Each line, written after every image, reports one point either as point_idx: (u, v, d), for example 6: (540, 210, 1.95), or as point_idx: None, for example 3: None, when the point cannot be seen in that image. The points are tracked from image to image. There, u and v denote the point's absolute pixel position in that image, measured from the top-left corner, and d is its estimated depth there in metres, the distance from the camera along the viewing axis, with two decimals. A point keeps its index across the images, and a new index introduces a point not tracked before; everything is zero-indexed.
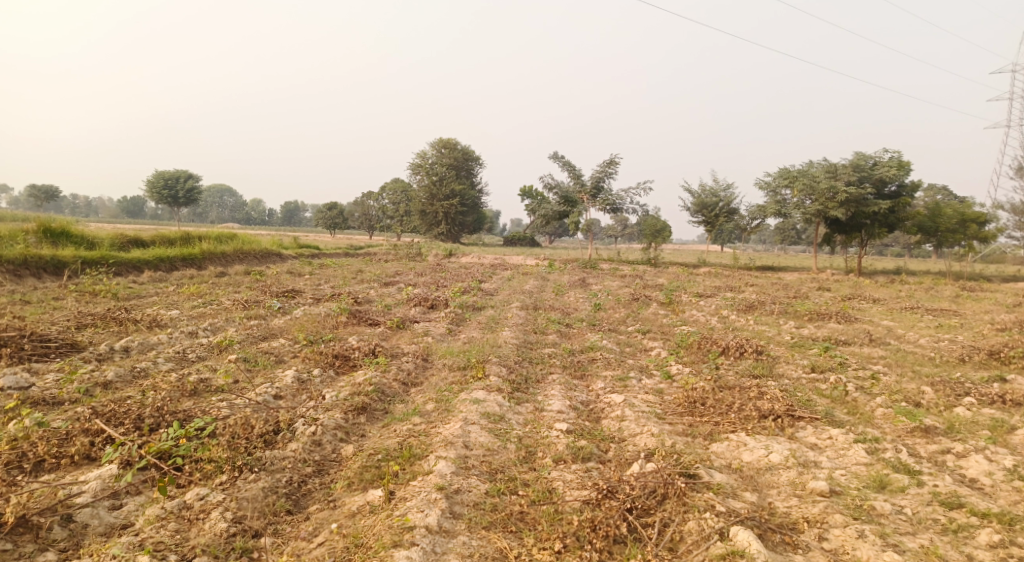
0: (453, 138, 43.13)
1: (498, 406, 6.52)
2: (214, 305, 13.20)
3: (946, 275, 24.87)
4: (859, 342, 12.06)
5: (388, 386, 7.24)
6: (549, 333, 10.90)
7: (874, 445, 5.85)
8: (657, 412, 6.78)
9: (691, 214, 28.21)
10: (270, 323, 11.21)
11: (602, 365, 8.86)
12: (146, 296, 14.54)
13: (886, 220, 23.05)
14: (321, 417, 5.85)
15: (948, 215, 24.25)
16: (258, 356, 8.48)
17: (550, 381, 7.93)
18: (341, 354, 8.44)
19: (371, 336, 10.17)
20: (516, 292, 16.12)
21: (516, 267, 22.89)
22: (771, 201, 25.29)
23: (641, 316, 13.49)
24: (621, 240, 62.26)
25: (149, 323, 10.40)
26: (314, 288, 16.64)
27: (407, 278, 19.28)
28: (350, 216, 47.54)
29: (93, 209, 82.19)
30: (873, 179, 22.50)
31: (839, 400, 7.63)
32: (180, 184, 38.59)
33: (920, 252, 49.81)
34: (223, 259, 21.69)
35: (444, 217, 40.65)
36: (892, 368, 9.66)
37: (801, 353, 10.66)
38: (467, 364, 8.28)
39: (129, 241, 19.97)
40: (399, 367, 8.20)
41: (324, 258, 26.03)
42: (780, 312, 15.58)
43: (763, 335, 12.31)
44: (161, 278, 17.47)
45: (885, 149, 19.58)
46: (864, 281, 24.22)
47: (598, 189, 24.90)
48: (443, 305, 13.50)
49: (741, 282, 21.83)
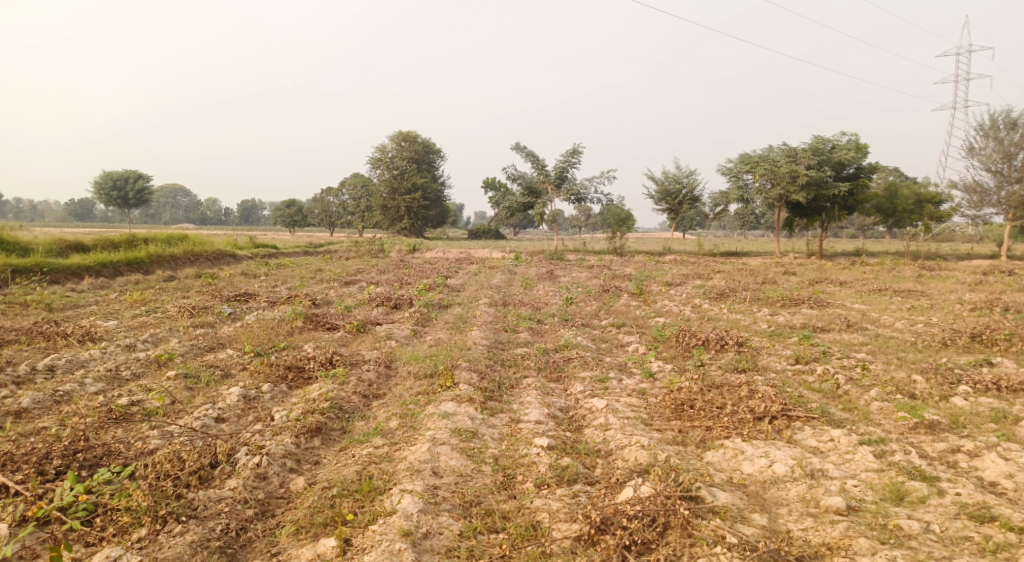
0: (413, 131, 42.12)
1: (470, 421, 5.87)
2: (157, 314, 12.21)
3: (904, 255, 24.97)
4: (836, 328, 11.71)
5: (347, 401, 6.52)
6: (520, 331, 10.27)
7: (880, 448, 5.36)
8: (643, 417, 6.22)
9: (655, 202, 27.88)
10: (219, 331, 10.34)
11: (579, 365, 8.27)
12: (84, 305, 13.47)
13: (846, 203, 22.99)
14: (268, 443, 5.13)
15: (905, 196, 24.35)
16: (200, 371, 7.66)
17: (524, 386, 7.30)
18: (294, 366, 7.68)
19: (328, 342, 9.40)
20: (484, 287, 15.45)
21: (482, 261, 22.21)
22: (733, 187, 25.05)
23: (614, 309, 13.00)
24: (584, 230, 62.02)
25: (82, 337, 9.45)
26: (269, 290, 15.70)
27: (369, 276, 18.44)
28: (309, 214, 46.12)
29: (39, 212, 78.55)
30: (832, 162, 22.44)
31: (831, 395, 7.18)
32: (130, 185, 36.77)
33: (874, 233, 50.70)
34: (173, 262, 20.51)
35: (406, 211, 39.65)
36: (877, 356, 9.28)
37: (782, 343, 10.24)
38: (434, 371, 7.59)
39: (68, 247, 18.67)
40: (359, 378, 7.48)
41: (281, 258, 24.90)
42: (753, 299, 15.22)
43: (740, 325, 11.90)
44: (104, 285, 16.32)
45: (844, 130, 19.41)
46: (827, 264, 24.17)
47: (562, 179, 24.37)
48: (408, 304, 12.77)
49: (709, 269, 21.53)
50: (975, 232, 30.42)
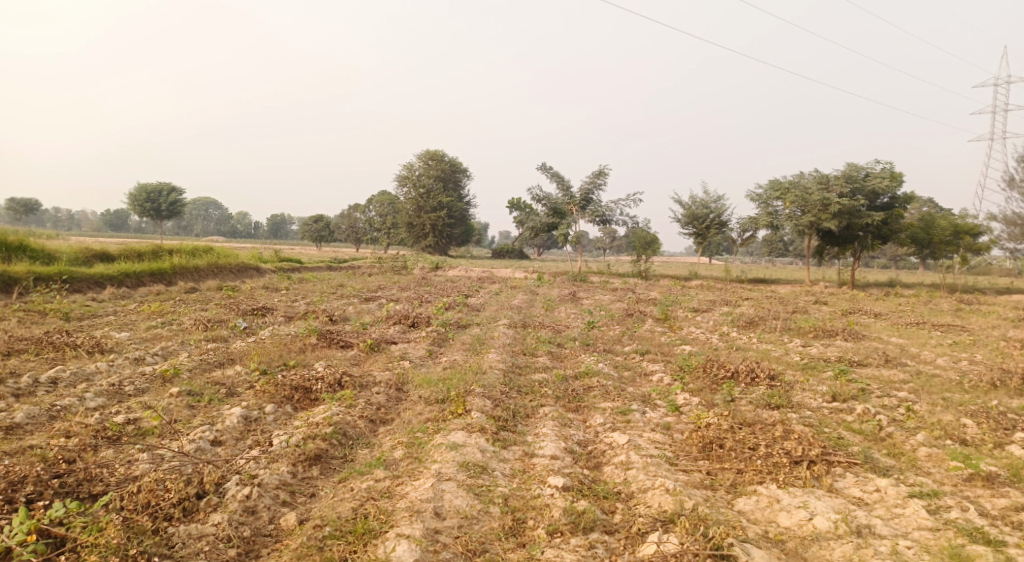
0: (440, 150, 42.12)
1: (480, 454, 5.46)
2: (172, 326, 12.01)
3: (940, 288, 24.07)
4: (873, 363, 11.07)
5: (352, 426, 6.15)
6: (539, 356, 9.85)
7: (934, 502, 4.81)
8: (667, 456, 5.75)
9: (682, 226, 27.36)
10: (230, 346, 10.07)
11: (600, 395, 7.79)
12: (102, 315, 13.35)
13: (879, 232, 22.25)
14: (262, 472, 4.81)
15: (942, 227, 23.44)
16: (205, 388, 7.35)
17: (541, 416, 6.87)
18: (301, 386, 7.34)
19: (340, 361, 9.06)
20: (505, 308, 15.06)
21: (504, 281, 21.87)
22: (763, 213, 24.42)
23: (637, 334, 12.51)
24: (609, 252, 61.51)
25: (91, 349, 9.23)
26: (287, 305, 15.49)
27: (390, 293, 18.20)
28: (336, 229, 46.29)
29: (76, 222, 80.34)
30: (865, 190, 21.77)
31: (872, 438, 6.63)
32: (163, 197, 37.22)
33: (908, 264, 49.41)
34: (196, 273, 20.48)
35: (431, 229, 39.57)
36: (920, 395, 8.68)
37: (816, 377, 9.66)
38: (446, 397, 7.19)
39: (94, 256, 18.73)
40: (367, 401, 7.10)
41: (303, 273, 24.80)
42: (783, 329, 14.61)
43: (770, 356, 11.33)
44: (124, 295, 16.27)
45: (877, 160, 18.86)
46: (859, 294, 23.39)
47: (587, 201, 23.99)
48: (425, 323, 12.42)
49: (737, 296, 20.94)
50: (1013, 265, 29.32)
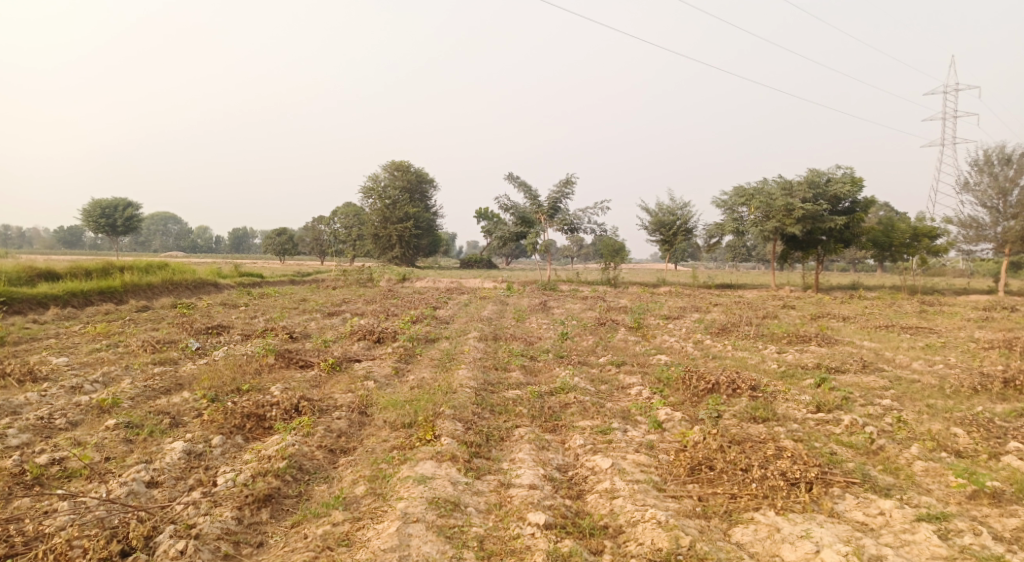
0: (406, 160, 41.39)
1: (451, 487, 4.95)
2: (118, 349, 11.21)
3: (901, 290, 24.24)
4: (851, 369, 10.80)
5: (309, 458, 5.57)
6: (511, 371, 9.36)
7: (944, 526, 4.47)
8: (655, 480, 5.31)
9: (649, 233, 27.25)
10: (180, 370, 9.37)
11: (578, 413, 7.32)
12: (43, 339, 12.44)
13: (841, 236, 22.32)
14: (203, 522, 4.32)
15: (901, 230, 23.59)
16: (147, 419, 6.69)
17: (516, 439, 6.37)
18: (253, 414, 6.72)
19: (299, 384, 8.45)
20: (474, 320, 14.55)
21: (473, 292, 21.33)
22: (728, 219, 24.34)
23: (611, 344, 12.12)
24: (576, 260, 61.50)
25: (24, 377, 8.46)
26: (245, 322, 14.73)
27: (354, 307, 17.52)
28: (301, 241, 45.20)
29: (27, 238, 77.36)
30: (827, 195, 21.84)
31: (865, 453, 6.30)
32: (119, 212, 35.80)
33: (865, 266, 50.39)
34: (150, 291, 19.52)
35: (397, 240, 38.89)
36: (904, 402, 8.42)
37: (798, 386, 9.35)
38: (413, 421, 6.64)
39: (38, 275, 17.65)
40: (327, 428, 6.53)
41: (264, 287, 23.92)
42: (757, 335, 14.36)
43: (748, 364, 11.02)
44: (71, 316, 15.32)
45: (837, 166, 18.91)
46: (825, 297, 23.42)
47: (554, 210, 23.66)
48: (392, 338, 11.82)
49: (707, 302, 20.78)
50: (967, 266, 29.76)
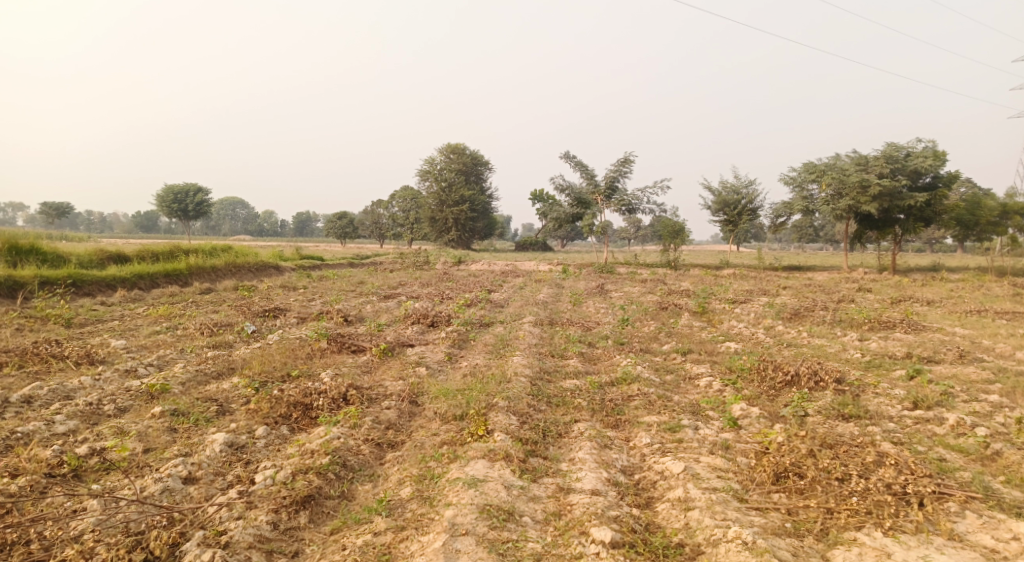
0: (462, 143, 41.02)
1: (505, 492, 4.49)
2: (176, 331, 11.18)
3: (988, 272, 22.38)
4: (946, 359, 9.73)
5: (354, 454, 5.17)
6: (569, 359, 8.80)
7: None
8: (735, 489, 4.69)
9: (712, 213, 26.07)
10: (233, 354, 9.19)
11: (643, 407, 6.72)
12: (107, 321, 12.57)
13: (922, 215, 20.66)
14: (240, 537, 4.04)
15: (989, 207, 21.67)
16: (194, 406, 6.44)
17: (576, 436, 5.82)
18: (299, 403, 6.40)
19: (349, 370, 8.13)
20: (530, 303, 14.04)
21: (529, 274, 20.79)
22: (797, 197, 22.93)
23: (675, 330, 11.40)
24: (635, 240, 60.19)
25: (82, 360, 8.42)
26: (302, 305, 14.64)
27: (410, 290, 17.22)
28: (361, 225, 45.59)
29: (107, 224, 80.98)
30: (907, 171, 20.25)
31: (979, 460, 5.50)
32: (190, 197, 36.70)
33: (943, 247, 47.50)
34: (214, 273, 19.78)
35: (453, 223, 38.68)
36: (1016, 399, 7.45)
37: (887, 379, 8.45)
38: (465, 413, 6.18)
39: (108, 258, 18.05)
40: (375, 420, 6.14)
41: (323, 270, 23.98)
42: (834, 321, 13.32)
43: (827, 352, 10.11)
44: (137, 298, 15.57)
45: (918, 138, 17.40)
46: (903, 280, 21.83)
47: (613, 189, 22.77)
48: (445, 322, 11.41)
49: (775, 285, 19.64)
50: None
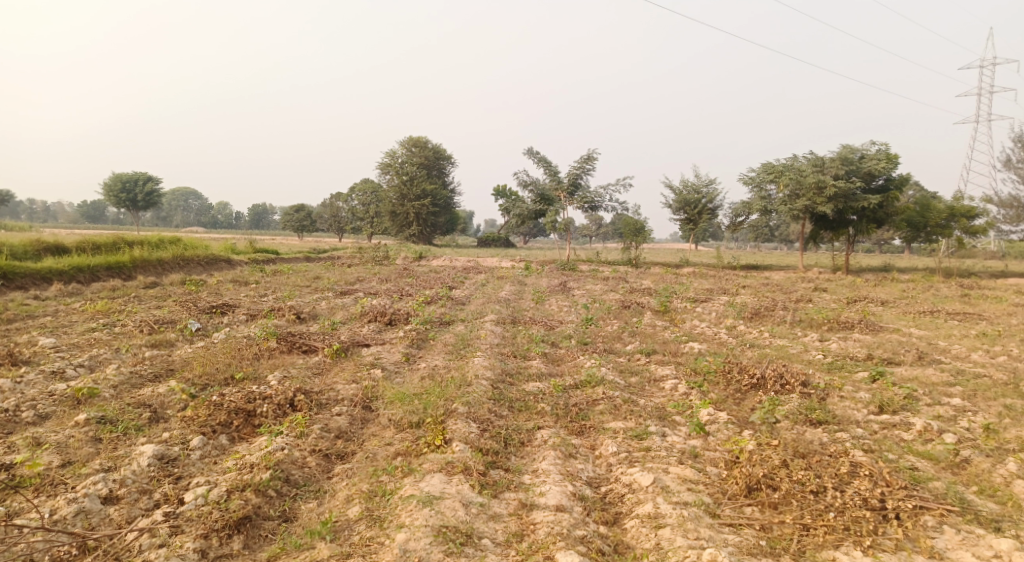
0: (424, 137, 40.45)
1: (462, 511, 4.16)
2: (114, 328, 10.46)
3: (935, 273, 22.87)
4: (905, 361, 9.71)
5: (299, 467, 4.74)
6: (531, 360, 8.47)
7: None
8: (707, 503, 4.43)
9: (673, 212, 26.08)
10: (173, 354, 8.59)
11: (609, 412, 6.43)
12: (39, 316, 11.74)
13: (875, 217, 20.98)
14: None
15: (938, 210, 22.10)
16: (124, 412, 5.90)
17: (539, 444, 5.50)
18: (241, 410, 5.91)
19: (299, 372, 7.64)
20: (491, 301, 13.67)
21: (490, 271, 20.43)
22: (755, 197, 23.08)
23: (639, 330, 11.17)
24: (596, 237, 60.30)
25: (4, 361, 7.73)
26: (253, 301, 13.98)
27: (368, 286, 16.68)
28: (319, 218, 44.50)
29: (51, 213, 77.50)
30: (861, 173, 20.49)
31: (949, 468, 5.37)
32: (139, 186, 35.19)
33: (891, 247, 48.90)
34: (161, 266, 18.86)
35: (415, 218, 37.98)
36: (977, 402, 7.40)
37: (850, 381, 8.34)
38: (421, 420, 5.80)
39: (46, 249, 16.99)
40: (324, 428, 5.71)
41: (278, 264, 23.15)
42: (795, 321, 13.29)
43: (790, 354, 10.00)
44: (75, 292, 14.67)
45: (871, 140, 17.60)
46: (856, 280, 22.15)
47: (575, 186, 22.53)
48: (403, 320, 10.96)
49: (735, 284, 19.70)
50: (1002, 248, 28.10)
